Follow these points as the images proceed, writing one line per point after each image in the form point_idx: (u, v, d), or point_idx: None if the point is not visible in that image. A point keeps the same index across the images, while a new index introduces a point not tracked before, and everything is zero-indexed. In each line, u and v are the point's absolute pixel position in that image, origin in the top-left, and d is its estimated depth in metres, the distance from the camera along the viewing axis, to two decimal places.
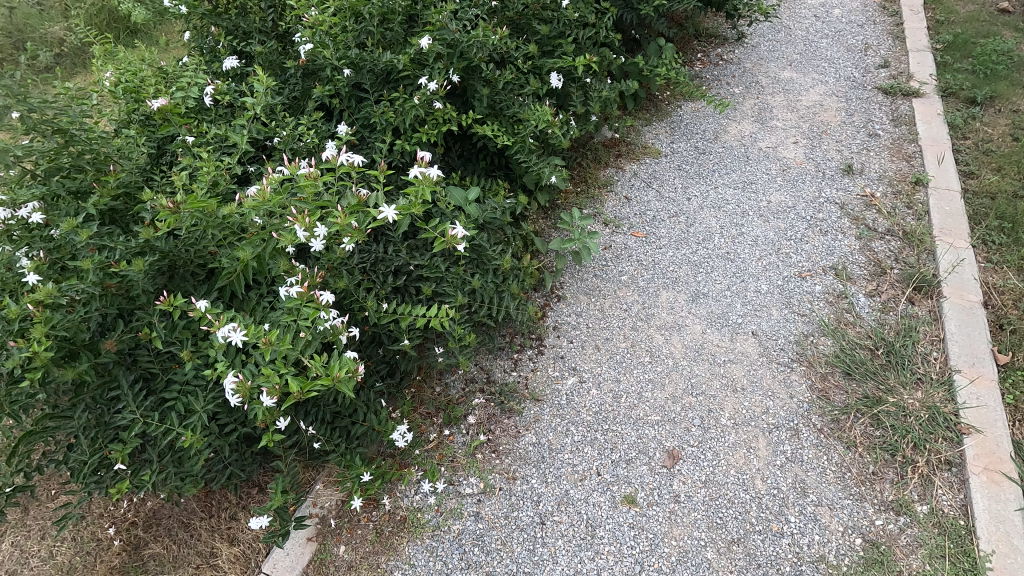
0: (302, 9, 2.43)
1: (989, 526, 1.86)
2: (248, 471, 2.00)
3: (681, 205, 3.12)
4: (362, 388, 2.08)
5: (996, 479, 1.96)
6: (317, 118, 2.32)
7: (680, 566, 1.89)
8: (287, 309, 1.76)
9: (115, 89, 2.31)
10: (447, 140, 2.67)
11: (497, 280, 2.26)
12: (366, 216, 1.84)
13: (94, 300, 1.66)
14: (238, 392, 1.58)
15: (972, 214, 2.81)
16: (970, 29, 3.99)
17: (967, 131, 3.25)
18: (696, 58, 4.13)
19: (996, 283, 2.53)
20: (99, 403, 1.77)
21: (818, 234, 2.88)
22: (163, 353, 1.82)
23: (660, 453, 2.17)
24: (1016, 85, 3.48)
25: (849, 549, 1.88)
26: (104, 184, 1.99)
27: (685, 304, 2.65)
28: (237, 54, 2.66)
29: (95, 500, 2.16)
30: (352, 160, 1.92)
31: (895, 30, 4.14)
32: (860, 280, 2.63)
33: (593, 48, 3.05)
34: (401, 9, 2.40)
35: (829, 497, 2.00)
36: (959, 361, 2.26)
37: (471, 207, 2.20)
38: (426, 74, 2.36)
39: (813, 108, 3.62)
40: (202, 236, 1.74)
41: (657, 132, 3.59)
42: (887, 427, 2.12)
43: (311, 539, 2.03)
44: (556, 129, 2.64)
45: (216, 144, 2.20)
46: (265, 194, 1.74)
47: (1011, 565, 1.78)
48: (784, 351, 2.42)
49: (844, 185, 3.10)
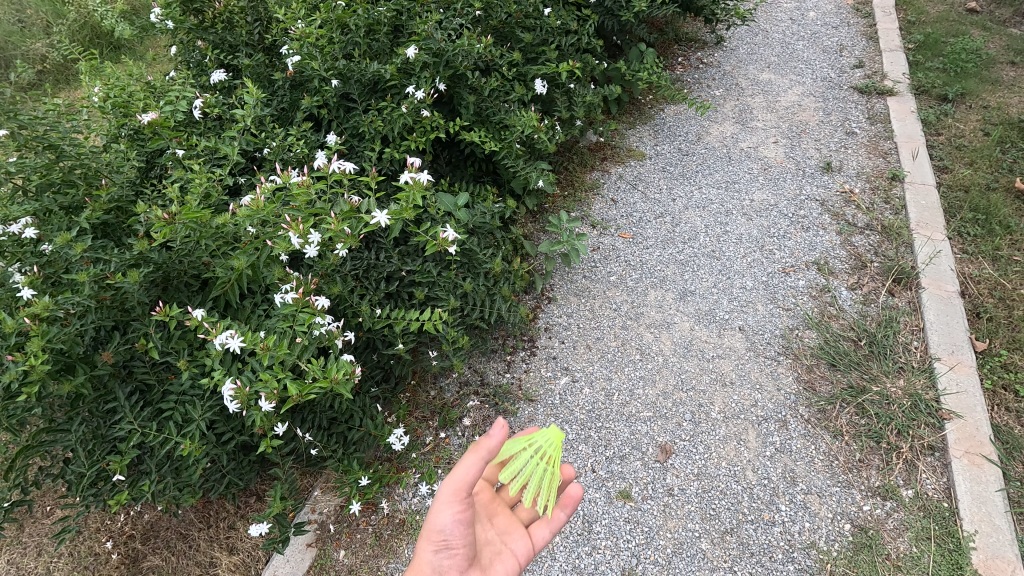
0: (289, 23, 2.46)
1: (971, 507, 1.92)
2: (246, 480, 2.01)
3: (666, 206, 3.18)
4: (357, 393, 2.11)
5: (976, 462, 2.02)
6: (307, 128, 2.35)
7: (676, 557, 1.94)
8: (283, 315, 1.77)
9: (104, 105, 2.32)
10: (435, 148, 2.72)
11: (488, 283, 2.31)
12: (359, 222, 1.89)
13: (90, 313, 1.67)
14: (237, 399, 1.60)
15: (947, 208, 2.89)
16: (940, 29, 4.10)
17: (940, 127, 3.35)
18: (677, 62, 4.22)
19: (972, 273, 2.61)
20: (95, 415, 1.78)
21: (800, 230, 2.95)
22: (159, 364, 1.83)
23: (652, 448, 2.21)
24: (986, 82, 3.59)
25: (838, 535, 1.93)
26: (96, 198, 2.01)
27: (673, 302, 2.71)
28: (224, 67, 2.70)
29: (92, 514, 2.16)
30: (344, 167, 1.96)
31: (868, 32, 4.26)
32: (842, 274, 2.70)
33: (576, 54, 3.12)
34: (387, 20, 2.46)
35: (818, 485, 2.06)
36: (938, 349, 2.33)
37: (461, 212, 2.25)
38: (413, 83, 2.40)
39: (792, 108, 3.71)
40: (196, 246, 1.77)
41: (641, 135, 3.66)
42: (872, 415, 2.18)
43: (311, 545, 2.05)
44: (542, 134, 2.69)
45: (207, 156, 2.22)
46: (258, 203, 1.77)
47: (993, 544, 1.84)
48: (771, 345, 2.48)
49: (824, 182, 3.18)
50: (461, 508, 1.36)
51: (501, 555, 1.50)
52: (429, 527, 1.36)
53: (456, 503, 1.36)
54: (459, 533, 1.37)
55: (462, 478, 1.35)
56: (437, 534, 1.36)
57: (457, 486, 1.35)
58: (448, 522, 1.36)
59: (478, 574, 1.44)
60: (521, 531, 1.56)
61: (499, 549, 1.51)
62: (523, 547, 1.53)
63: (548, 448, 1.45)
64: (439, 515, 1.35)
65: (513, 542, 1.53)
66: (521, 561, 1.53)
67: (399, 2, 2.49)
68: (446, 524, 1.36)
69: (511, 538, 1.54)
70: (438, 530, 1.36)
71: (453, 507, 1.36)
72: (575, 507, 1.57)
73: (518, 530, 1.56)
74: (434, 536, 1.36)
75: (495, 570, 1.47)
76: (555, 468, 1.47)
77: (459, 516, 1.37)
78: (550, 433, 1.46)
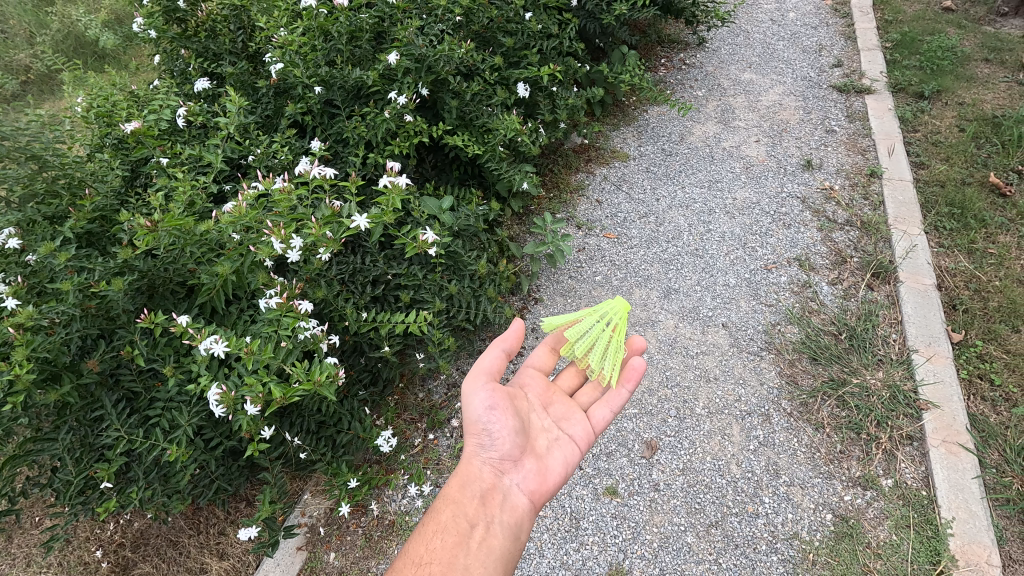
0: (271, 30, 2.49)
1: (949, 494, 1.96)
2: (236, 485, 2.02)
3: (651, 206, 3.22)
4: (345, 397, 2.12)
5: (953, 451, 2.06)
6: (291, 135, 2.37)
7: (663, 551, 1.96)
8: (268, 320, 1.79)
9: (87, 115, 2.33)
10: (420, 152, 2.75)
11: (474, 284, 2.34)
12: (340, 226, 1.90)
13: (75, 322, 1.69)
14: (222, 403, 1.62)
15: (924, 202, 2.95)
16: (917, 28, 4.18)
17: (916, 124, 3.41)
18: (660, 64, 4.28)
19: (948, 266, 2.66)
20: (82, 424, 1.79)
21: (782, 227, 2.99)
22: (145, 372, 1.84)
23: (638, 444, 2.24)
24: (961, 79, 3.66)
25: (820, 525, 1.96)
26: (80, 208, 2.03)
27: (658, 300, 2.74)
28: (208, 75, 2.71)
29: (81, 523, 2.16)
30: (324, 172, 1.97)
31: (846, 31, 4.34)
32: (823, 269, 2.75)
33: (558, 57, 3.15)
34: (368, 27, 2.49)
35: (801, 476, 2.09)
36: (916, 342, 2.37)
37: (445, 215, 2.28)
38: (395, 88, 2.44)
39: (773, 108, 3.77)
40: (181, 254, 1.78)
41: (625, 136, 3.70)
42: (852, 407, 2.22)
43: (301, 548, 2.06)
44: (525, 137, 2.72)
45: (191, 164, 2.22)
46: (241, 209, 1.78)
47: (970, 530, 1.89)
48: (754, 341, 2.52)
49: (804, 180, 3.23)
50: (494, 391, 1.52)
51: (556, 443, 1.61)
52: (469, 417, 1.51)
53: (485, 388, 1.52)
54: (498, 417, 1.50)
55: (490, 365, 1.56)
56: (477, 422, 1.50)
57: (483, 373, 1.55)
58: (484, 408, 1.51)
59: (537, 459, 1.55)
60: (579, 415, 1.70)
61: (555, 437, 1.63)
62: (580, 431, 1.66)
63: (614, 316, 1.72)
64: (474, 402, 1.51)
65: (567, 429, 1.66)
66: (577, 446, 1.64)
67: (380, 9, 2.52)
68: (482, 411, 1.50)
69: (567, 425, 1.67)
70: (476, 417, 1.50)
71: (485, 392, 1.52)
72: (639, 379, 1.68)
73: (576, 414, 1.70)
74: (476, 424, 1.50)
75: (553, 455, 1.58)
76: (617, 335, 1.72)
77: (493, 401, 1.52)
78: (616, 304, 1.73)
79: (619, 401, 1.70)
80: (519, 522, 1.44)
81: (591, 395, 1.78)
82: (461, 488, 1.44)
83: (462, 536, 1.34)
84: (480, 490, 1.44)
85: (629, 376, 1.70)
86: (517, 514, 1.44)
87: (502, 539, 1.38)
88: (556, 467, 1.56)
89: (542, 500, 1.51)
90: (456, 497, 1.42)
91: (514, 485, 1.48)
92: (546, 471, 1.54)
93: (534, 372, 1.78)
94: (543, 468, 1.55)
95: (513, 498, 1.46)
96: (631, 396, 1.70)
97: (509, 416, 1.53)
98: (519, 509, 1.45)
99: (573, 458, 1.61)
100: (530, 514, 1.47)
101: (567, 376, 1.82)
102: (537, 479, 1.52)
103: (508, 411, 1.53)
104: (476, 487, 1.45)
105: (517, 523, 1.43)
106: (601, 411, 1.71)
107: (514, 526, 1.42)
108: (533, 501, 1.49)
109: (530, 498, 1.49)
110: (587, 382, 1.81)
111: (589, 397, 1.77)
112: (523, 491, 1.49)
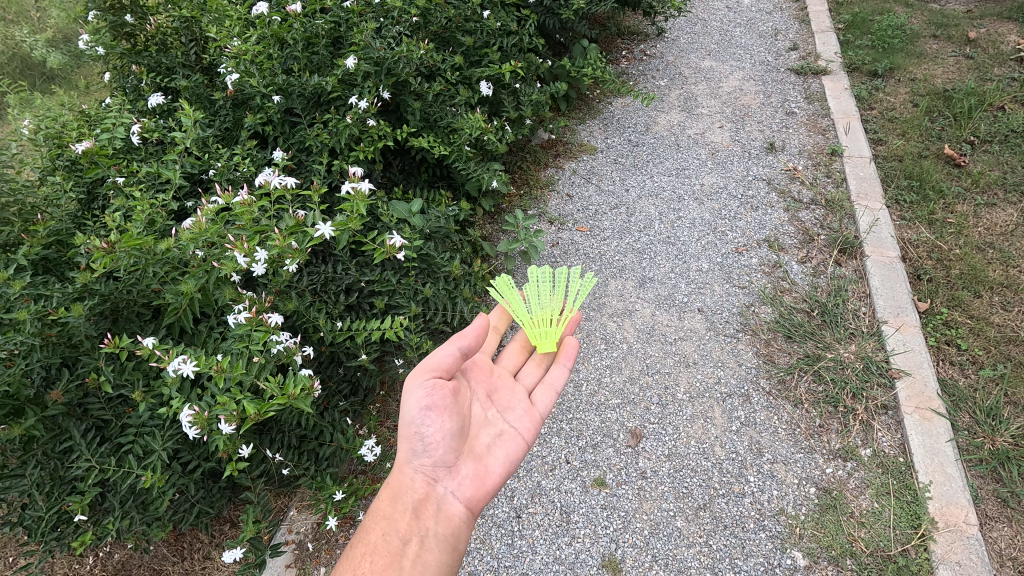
0: (224, 40, 2.39)
1: (925, 459, 2.02)
2: (218, 507, 1.96)
3: (621, 196, 3.24)
4: (326, 409, 2.10)
5: (927, 416, 2.12)
6: (252, 147, 2.31)
7: (653, 538, 1.97)
8: (238, 336, 1.75)
9: (35, 137, 2.26)
10: (386, 157, 2.71)
11: (449, 286, 2.32)
12: (305, 236, 1.86)
13: (36, 351, 1.60)
14: (195, 424, 1.58)
15: (884, 177, 3.03)
16: (867, 8, 4.28)
17: (872, 102, 3.49)
18: (621, 55, 4.30)
19: (911, 238, 2.73)
20: (51, 457, 1.70)
21: (750, 210, 3.04)
22: (115, 399, 1.78)
23: (624, 434, 2.25)
24: (912, 55, 3.75)
25: (805, 499, 2.00)
26: (34, 234, 1.97)
27: (633, 290, 2.76)
28: (162, 90, 2.63)
29: (58, 559, 2.08)
30: (285, 182, 1.94)
31: (799, 15, 4.44)
32: (792, 249, 2.80)
33: (518, 55, 3.17)
34: (325, 33, 2.43)
35: (784, 453, 2.13)
36: (885, 313, 2.43)
37: (414, 219, 2.28)
38: (356, 93, 2.39)
39: (734, 93, 3.83)
40: (144, 274, 1.73)
41: (591, 129, 3.72)
42: (828, 381, 2.27)
43: (290, 565, 2.02)
44: (491, 135, 2.72)
45: (149, 182, 2.15)
46: (201, 224, 1.74)
47: (947, 492, 1.94)
48: (729, 323, 2.56)
49: (769, 162, 3.29)
50: (433, 389, 1.45)
51: (499, 441, 1.60)
52: (404, 419, 1.45)
53: (425, 389, 1.44)
54: (435, 421, 1.45)
55: (440, 361, 1.47)
56: (411, 426, 1.45)
57: (426, 370, 1.45)
58: (422, 409, 1.44)
59: (474, 461, 1.54)
60: (520, 408, 1.69)
61: (496, 434, 1.61)
62: (524, 424, 1.66)
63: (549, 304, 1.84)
64: (410, 405, 1.44)
65: (511, 424, 1.64)
66: (521, 440, 1.63)
67: (335, 14, 2.47)
68: (417, 413, 1.44)
69: (508, 419, 1.65)
70: (409, 420, 1.44)
71: (424, 392, 1.44)
72: (576, 357, 1.78)
73: (517, 408, 1.68)
74: (409, 428, 1.45)
75: (492, 455, 1.57)
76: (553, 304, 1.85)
77: (431, 403, 1.45)
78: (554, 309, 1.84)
79: (559, 380, 1.76)
80: (456, 532, 1.45)
81: (532, 378, 1.80)
82: (394, 501, 1.43)
83: (394, 555, 1.35)
84: (413, 501, 1.44)
85: (566, 353, 1.79)
86: (452, 523, 1.45)
87: (436, 552, 1.40)
88: (496, 468, 1.56)
89: (480, 504, 1.51)
90: (388, 512, 1.42)
91: (450, 492, 1.48)
92: (486, 474, 1.54)
93: (479, 356, 1.73)
94: (483, 471, 1.54)
95: (449, 506, 1.46)
96: (570, 374, 1.78)
97: (446, 419, 1.47)
98: (454, 518, 1.46)
99: (514, 455, 1.60)
100: (466, 520, 1.48)
101: (508, 359, 1.83)
102: (475, 484, 1.51)
103: (447, 414, 1.47)
104: (410, 498, 1.44)
105: (452, 533, 1.45)
106: (543, 395, 1.74)
107: (450, 537, 1.44)
108: (470, 507, 1.49)
109: (468, 504, 1.49)
110: (530, 359, 1.85)
111: (530, 381, 1.79)
112: (459, 498, 1.48)
